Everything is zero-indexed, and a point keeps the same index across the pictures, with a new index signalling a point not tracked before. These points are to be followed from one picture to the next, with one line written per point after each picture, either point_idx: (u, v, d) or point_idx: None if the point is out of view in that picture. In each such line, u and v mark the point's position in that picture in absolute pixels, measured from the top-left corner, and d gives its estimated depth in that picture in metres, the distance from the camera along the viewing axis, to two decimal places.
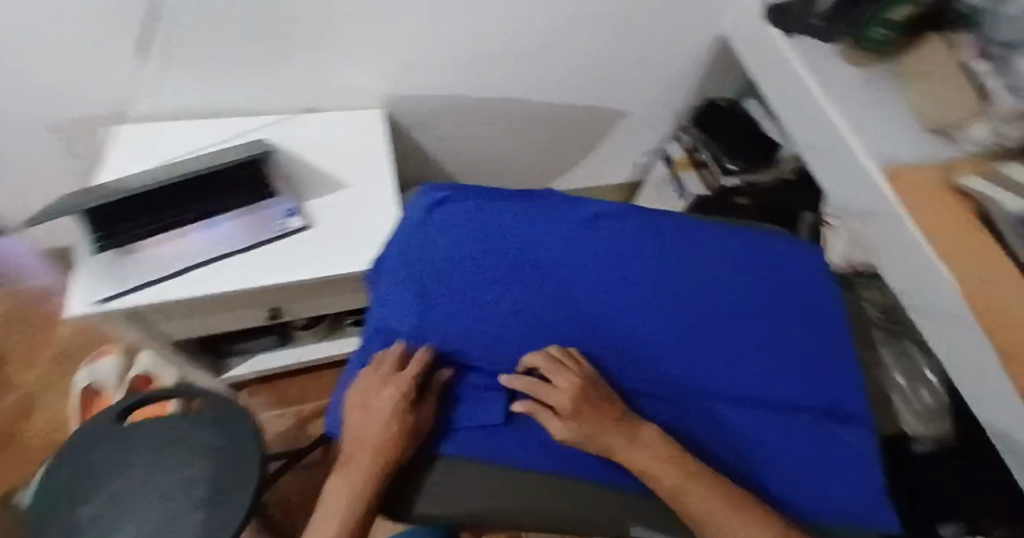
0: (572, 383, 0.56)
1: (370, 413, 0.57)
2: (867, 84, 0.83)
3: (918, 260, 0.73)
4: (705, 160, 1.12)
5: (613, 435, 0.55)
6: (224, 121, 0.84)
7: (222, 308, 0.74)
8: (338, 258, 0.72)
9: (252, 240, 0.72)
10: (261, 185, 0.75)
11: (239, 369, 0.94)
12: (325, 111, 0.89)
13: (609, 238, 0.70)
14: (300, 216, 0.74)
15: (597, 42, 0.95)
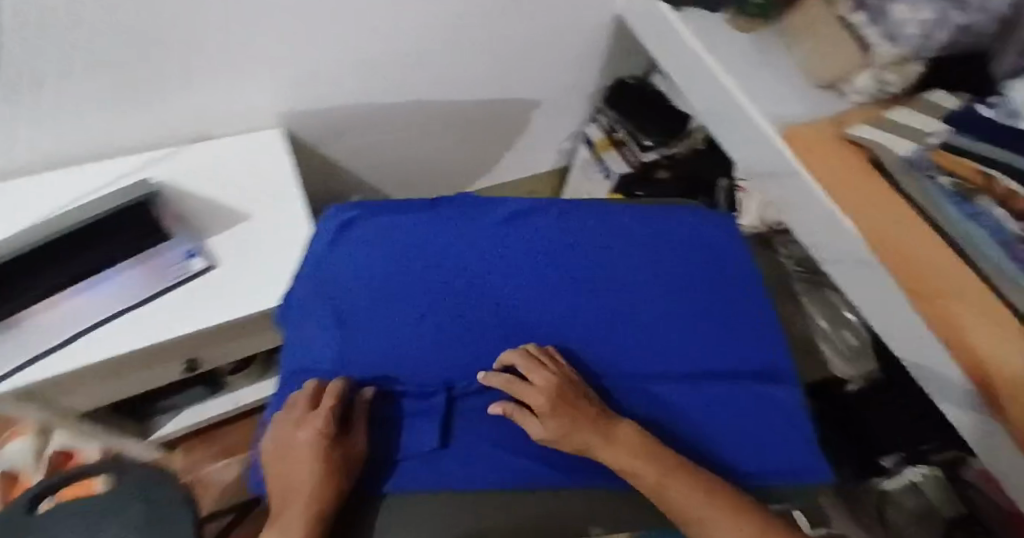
0: (549, 380, 0.57)
1: (299, 458, 0.55)
2: (756, 50, 0.86)
3: (823, 214, 0.77)
4: (623, 139, 1.13)
5: (591, 432, 0.55)
6: (107, 166, 0.81)
7: (132, 368, 0.73)
8: (246, 296, 0.72)
9: (151, 290, 0.71)
10: (155, 229, 0.74)
11: (171, 426, 0.91)
12: (214, 139, 0.87)
13: (525, 234, 0.70)
14: (201, 258, 0.74)
15: (498, 33, 0.95)
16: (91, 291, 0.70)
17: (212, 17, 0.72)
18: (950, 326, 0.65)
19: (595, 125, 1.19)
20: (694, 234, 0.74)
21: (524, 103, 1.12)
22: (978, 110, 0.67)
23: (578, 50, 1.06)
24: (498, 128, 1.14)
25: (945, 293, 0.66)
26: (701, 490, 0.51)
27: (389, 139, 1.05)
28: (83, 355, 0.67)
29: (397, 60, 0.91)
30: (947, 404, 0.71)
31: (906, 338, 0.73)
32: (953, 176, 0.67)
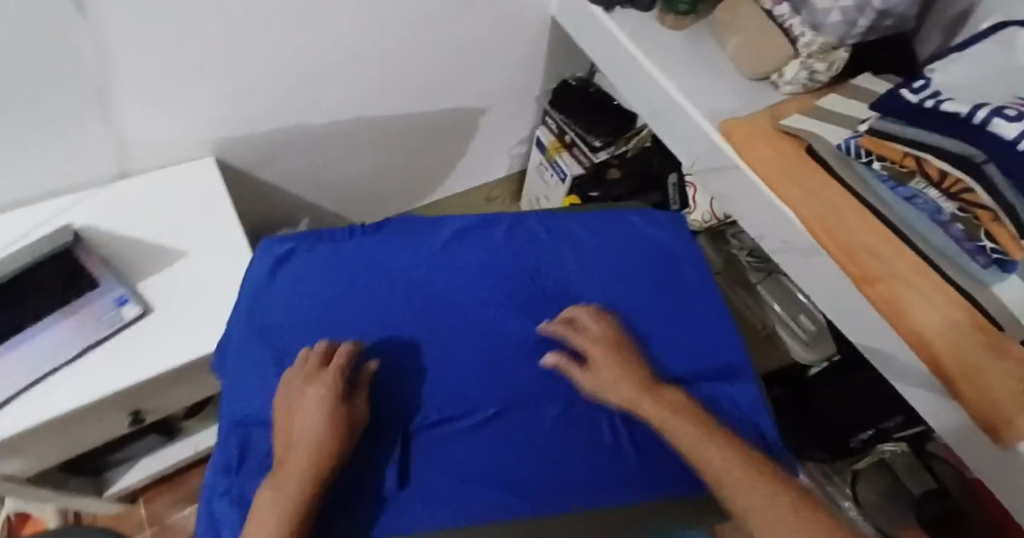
0: (604, 336, 0.60)
1: (301, 412, 0.51)
2: (688, 47, 0.87)
3: (766, 205, 0.77)
4: (572, 140, 1.13)
5: (635, 386, 0.56)
6: (27, 215, 0.78)
7: (78, 424, 0.72)
8: (186, 344, 0.72)
9: (90, 342, 0.71)
10: (79, 279, 0.73)
11: (128, 479, 0.89)
12: (140, 176, 0.84)
13: (473, 249, 0.69)
14: (133, 303, 0.73)
15: (434, 44, 0.95)
16: (16, 350, 0.68)
17: (131, 52, 0.70)
18: (896, 306, 0.67)
19: (545, 128, 1.18)
20: (641, 236, 0.73)
21: (468, 112, 1.11)
22: (900, 91, 0.66)
23: (516, 54, 1.05)
24: (443, 140, 1.13)
25: (885, 275, 0.68)
26: (732, 452, 0.50)
27: (330, 161, 1.03)
28: (20, 416, 0.66)
29: (330, 77, 0.90)
30: (903, 384, 0.71)
31: (859, 322, 0.73)
32: (886, 160, 0.68)
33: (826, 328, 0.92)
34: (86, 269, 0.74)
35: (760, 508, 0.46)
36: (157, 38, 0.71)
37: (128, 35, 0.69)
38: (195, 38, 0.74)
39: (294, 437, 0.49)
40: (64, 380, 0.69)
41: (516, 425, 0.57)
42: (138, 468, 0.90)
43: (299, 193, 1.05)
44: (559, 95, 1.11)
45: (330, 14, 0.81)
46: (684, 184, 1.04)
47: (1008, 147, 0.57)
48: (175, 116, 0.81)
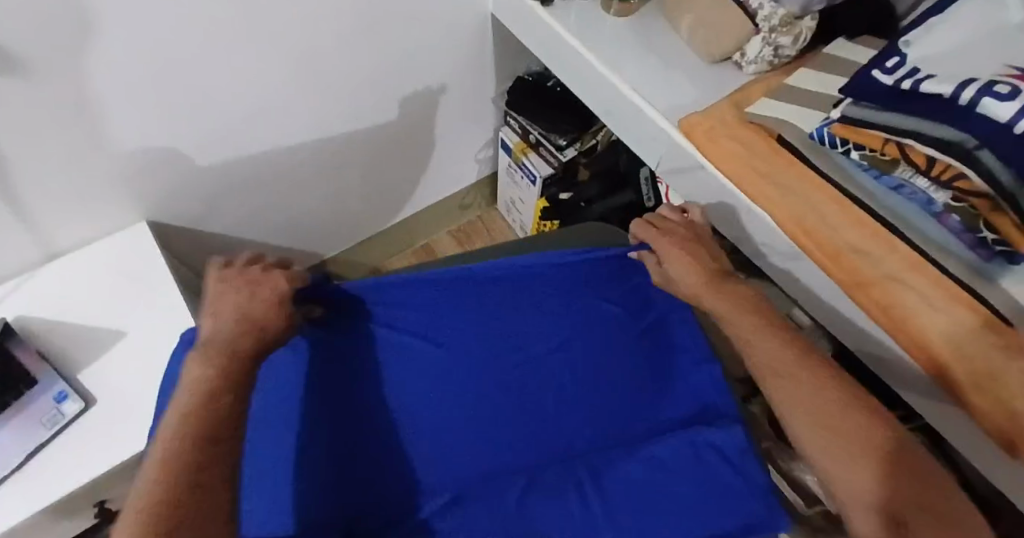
0: (681, 232, 0.69)
1: (257, 287, 0.59)
2: (637, 36, 0.79)
3: (737, 207, 0.70)
4: (537, 140, 1.05)
5: (699, 279, 0.65)
6: None
7: (41, 530, 0.69)
8: (135, 437, 0.69)
9: (32, 447, 0.66)
10: (15, 380, 0.68)
11: None
12: (73, 254, 0.79)
13: (415, 307, 0.64)
14: (73, 399, 0.69)
15: (371, 61, 0.88)
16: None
17: (25, 126, 0.64)
18: (894, 314, 0.60)
19: (508, 128, 1.10)
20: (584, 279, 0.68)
21: (418, 126, 1.04)
22: (872, 71, 0.58)
23: (458, 57, 0.97)
24: (397, 156, 1.07)
25: (879, 279, 0.61)
26: (779, 345, 0.59)
27: (277, 200, 0.98)
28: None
29: (260, 117, 0.84)
30: (904, 391, 0.65)
31: (853, 328, 0.66)
32: (865, 148, 0.60)
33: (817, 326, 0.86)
34: (20, 368, 0.68)
35: (786, 393, 0.56)
36: (53, 119, 0.66)
37: (17, 120, 0.63)
38: (95, 109, 0.68)
39: (232, 307, 0.57)
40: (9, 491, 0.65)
41: (478, 509, 0.51)
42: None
43: (254, 236, 1.00)
44: (515, 92, 1.03)
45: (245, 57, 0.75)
46: (656, 178, 0.97)
47: (1003, 131, 0.49)
48: (95, 189, 0.76)
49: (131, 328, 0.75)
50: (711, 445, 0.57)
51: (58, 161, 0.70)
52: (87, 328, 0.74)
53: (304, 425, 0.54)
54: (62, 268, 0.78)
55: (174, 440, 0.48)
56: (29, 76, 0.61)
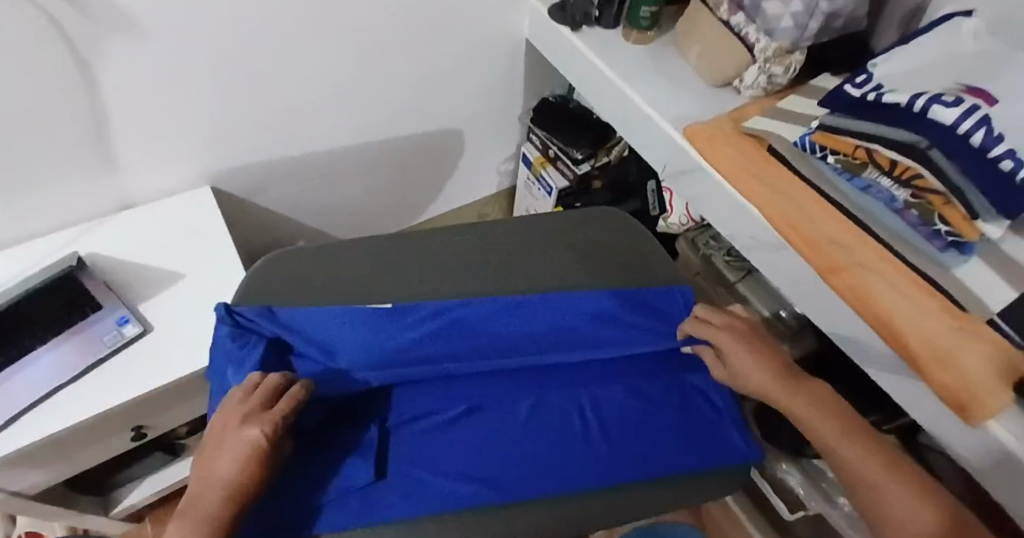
0: (737, 329, 0.67)
1: (231, 448, 0.54)
2: (652, 60, 0.91)
3: (730, 204, 0.79)
4: (556, 155, 1.16)
5: (781, 389, 0.62)
6: (37, 246, 0.83)
7: (83, 443, 0.77)
8: (178, 361, 0.76)
9: (90, 361, 0.74)
10: (84, 302, 0.77)
11: (131, 498, 0.97)
12: (142, 207, 0.89)
13: (432, 255, 0.76)
14: (134, 322, 0.77)
15: (420, 68, 1.00)
16: (21, 372, 0.72)
17: (129, 80, 0.75)
18: (862, 295, 0.67)
19: (530, 144, 1.22)
20: (599, 315, 0.72)
21: (452, 131, 1.16)
22: (845, 87, 0.70)
23: (491, 74, 1.10)
24: (429, 158, 1.18)
25: (850, 265, 0.68)
26: (876, 458, 0.55)
27: (319, 188, 1.09)
28: (21, 435, 0.69)
29: (319, 105, 0.95)
30: (875, 373, 0.72)
31: (829, 314, 0.74)
32: (840, 154, 0.70)
33: (805, 323, 0.90)
34: (88, 292, 0.78)
35: (896, 512, 0.52)
36: (147, 85, 0.77)
37: (120, 81, 0.74)
38: (186, 78, 0.79)
39: (219, 467, 0.54)
40: (65, 397, 0.72)
41: (491, 418, 0.63)
42: (145, 484, 0.98)
43: (294, 218, 1.11)
44: (540, 109, 1.15)
45: (313, 52, 0.87)
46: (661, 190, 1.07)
47: (948, 132, 0.60)
48: (170, 153, 0.87)
49: (188, 271, 0.84)
50: (693, 392, 0.68)
51: (147, 122, 0.81)
52: (147, 268, 0.84)
53: (340, 343, 0.67)
54: (132, 218, 0.88)
55: None
56: (141, 44, 0.72)
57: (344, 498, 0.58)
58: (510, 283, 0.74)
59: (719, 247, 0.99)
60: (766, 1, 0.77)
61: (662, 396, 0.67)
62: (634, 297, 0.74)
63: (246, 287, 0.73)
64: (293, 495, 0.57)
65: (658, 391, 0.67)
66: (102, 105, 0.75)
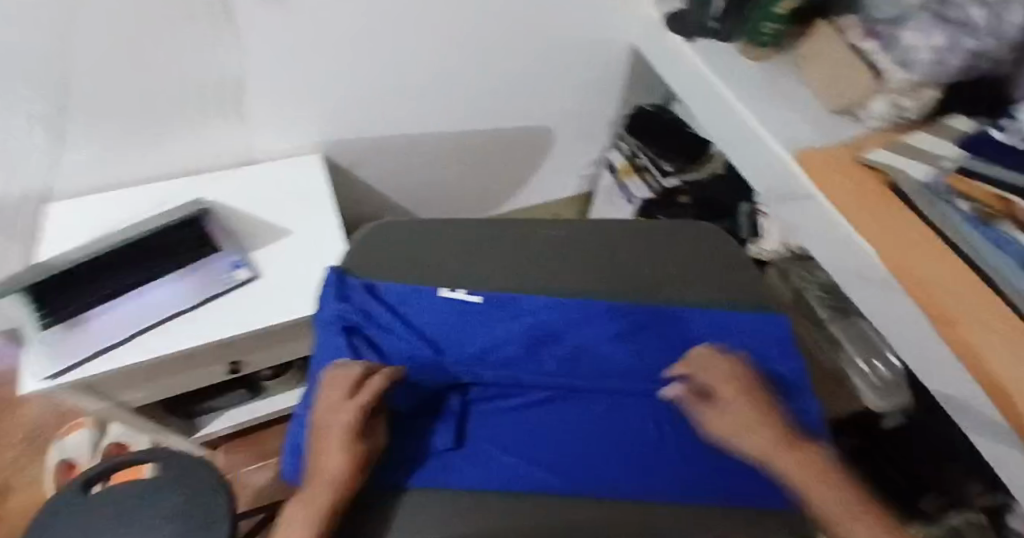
0: (732, 378, 0.59)
1: (326, 441, 0.56)
2: (769, 78, 0.88)
3: (838, 239, 0.75)
4: (644, 164, 1.14)
5: (782, 451, 0.53)
6: (155, 190, 0.88)
7: (179, 369, 0.81)
8: (270, 308, 0.78)
9: (199, 299, 0.76)
10: (207, 242, 0.80)
11: (213, 428, 1.01)
12: (261, 163, 0.94)
13: (526, 247, 0.78)
14: (245, 268, 0.80)
15: (524, 61, 0.99)
16: (140, 298, 0.75)
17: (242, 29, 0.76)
18: (976, 354, 0.61)
19: (617, 151, 1.20)
20: (685, 329, 0.70)
21: (542, 128, 1.15)
22: (991, 134, 0.70)
23: (591, 77, 1.08)
24: (521, 154, 1.18)
25: (964, 318, 0.64)
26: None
27: (408, 167, 1.10)
28: (120, 357, 0.72)
29: (418, 84, 0.95)
30: (977, 440, 0.66)
31: (934, 370, 0.68)
32: (977, 202, 0.66)
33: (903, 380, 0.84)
34: (208, 235, 0.81)
35: None
36: (258, 38, 0.78)
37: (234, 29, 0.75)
38: (296, 36, 0.80)
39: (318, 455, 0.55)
40: (166, 329, 0.75)
41: (568, 415, 0.63)
42: (226, 416, 1.01)
43: (380, 193, 1.13)
44: (635, 116, 1.14)
45: (417, 30, 0.87)
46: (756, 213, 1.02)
47: None
48: (275, 110, 0.89)
49: (295, 228, 0.86)
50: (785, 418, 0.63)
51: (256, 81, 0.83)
52: (249, 217, 0.86)
53: (433, 320, 0.69)
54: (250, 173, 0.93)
55: None
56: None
57: (420, 463, 0.60)
58: (602, 286, 0.75)
59: (818, 285, 0.94)
60: (907, 33, 0.74)
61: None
62: (718, 317, 0.71)
63: (354, 257, 0.76)
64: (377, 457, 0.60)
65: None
66: (215, 50, 0.77)
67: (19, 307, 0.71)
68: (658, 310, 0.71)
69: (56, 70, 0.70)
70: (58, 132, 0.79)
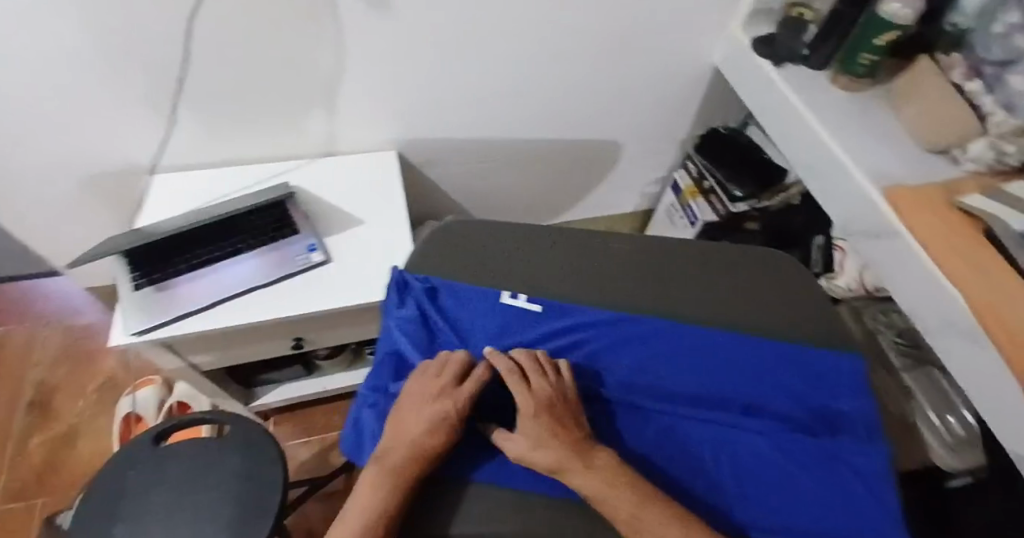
0: (543, 390, 0.60)
1: (419, 415, 0.58)
2: (859, 110, 0.85)
3: (925, 281, 0.72)
4: (710, 187, 1.11)
5: (568, 458, 0.55)
6: (244, 173, 0.93)
7: (252, 340, 0.88)
8: (341, 290, 0.82)
9: (278, 274, 0.82)
10: (286, 223, 0.86)
11: (268, 397, 1.09)
12: (344, 156, 0.97)
13: (589, 257, 0.75)
14: (320, 251, 0.84)
15: (605, 75, 0.99)
16: (225, 269, 0.82)
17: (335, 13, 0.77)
18: None
19: (684, 170, 1.18)
20: (750, 356, 0.66)
21: (611, 144, 1.14)
22: None
23: (668, 95, 1.07)
24: (585, 167, 1.18)
25: None
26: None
27: (477, 170, 1.11)
28: (200, 321, 0.78)
29: (497, 86, 0.95)
30: None
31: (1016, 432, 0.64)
32: None
33: (977, 437, 0.82)
34: (290, 217, 0.87)
35: None
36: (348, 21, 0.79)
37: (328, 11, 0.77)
38: (386, 24, 0.81)
39: (412, 429, 0.57)
40: (240, 301, 0.80)
41: (622, 436, 0.61)
42: (279, 390, 1.10)
43: (446, 194, 1.15)
44: (706, 136, 1.12)
45: (501, 34, 0.87)
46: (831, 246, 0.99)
47: None
48: (355, 101, 0.91)
49: (368, 221, 0.89)
50: (848, 467, 0.59)
51: (338, 69, 0.85)
52: (327, 205, 0.90)
53: (489, 328, 0.69)
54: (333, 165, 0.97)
55: (361, 502, 0.53)
56: None
57: (464, 458, 0.60)
58: (668, 305, 0.71)
59: (892, 331, 0.92)
60: (1012, 72, 0.73)
61: (810, 460, 0.59)
62: (786, 348, 0.66)
63: (417, 253, 0.75)
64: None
65: (808, 455, 0.59)
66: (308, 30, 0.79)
67: (121, 266, 0.80)
68: (725, 334, 0.68)
69: (165, 31, 0.74)
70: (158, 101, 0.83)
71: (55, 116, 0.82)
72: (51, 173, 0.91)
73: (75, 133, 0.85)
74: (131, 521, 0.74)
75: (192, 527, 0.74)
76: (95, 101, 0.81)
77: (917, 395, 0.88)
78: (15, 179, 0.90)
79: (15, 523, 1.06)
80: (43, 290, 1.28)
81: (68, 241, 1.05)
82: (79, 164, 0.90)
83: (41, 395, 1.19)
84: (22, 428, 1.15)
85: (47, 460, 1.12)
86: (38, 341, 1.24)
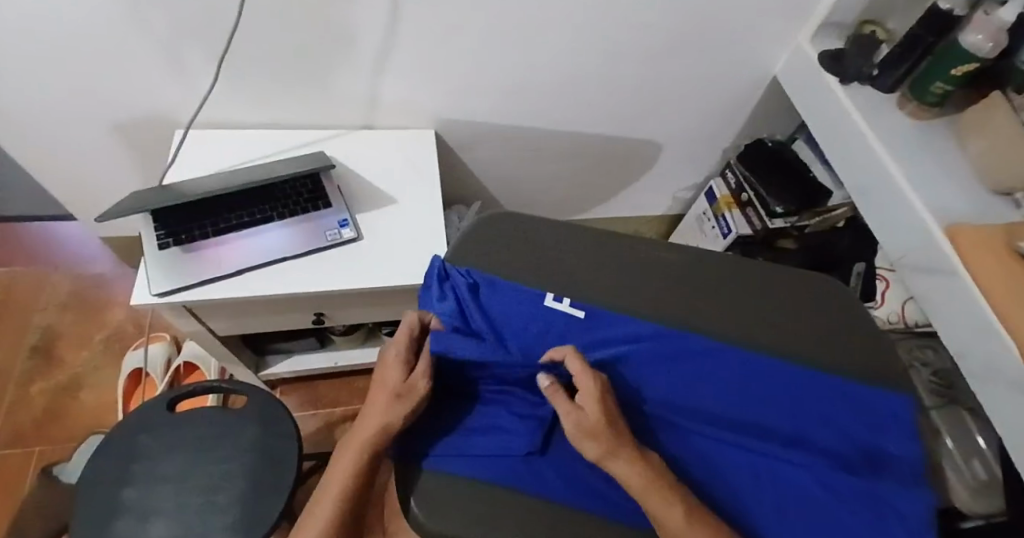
0: (603, 379, 0.58)
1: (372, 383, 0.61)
2: (922, 139, 0.83)
3: (978, 323, 0.70)
4: (748, 200, 1.09)
5: (630, 450, 0.53)
6: (278, 138, 0.90)
7: (275, 311, 0.85)
8: (373, 270, 0.79)
9: (309, 248, 0.79)
10: (320, 196, 0.83)
11: (279, 367, 1.07)
12: (384, 130, 0.95)
13: (636, 264, 0.73)
14: (351, 228, 0.81)
15: (659, 74, 0.96)
16: (256, 236, 0.79)
17: None
18: None
19: (721, 179, 1.16)
20: (797, 386, 0.65)
21: (652, 144, 1.11)
22: None
23: (719, 102, 1.04)
24: (621, 166, 1.15)
25: None
26: None
27: (513, 158, 1.08)
28: (226, 289, 0.75)
29: (548, 75, 0.92)
30: None
31: None
32: None
33: (998, 483, 0.82)
34: (324, 189, 0.84)
35: None
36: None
37: None
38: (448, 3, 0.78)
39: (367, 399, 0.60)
40: (269, 271, 0.77)
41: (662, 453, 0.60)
42: (292, 360, 1.08)
43: (478, 179, 1.12)
44: (751, 147, 1.09)
45: (564, 25, 0.84)
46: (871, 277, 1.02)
47: None
48: (402, 76, 0.88)
49: (402, 200, 0.86)
50: (891, 510, 0.57)
51: (391, 42, 0.82)
52: (364, 181, 0.88)
53: (530, 329, 0.66)
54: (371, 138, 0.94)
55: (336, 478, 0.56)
56: None
57: (495, 457, 0.58)
58: (713, 323, 0.69)
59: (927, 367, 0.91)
60: None
61: (854, 500, 0.58)
62: (833, 381, 0.65)
63: (459, 244, 0.73)
64: (457, 436, 0.59)
65: (853, 494, 0.58)
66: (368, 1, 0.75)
67: (146, 224, 0.77)
68: (770, 360, 0.66)
69: None
70: (207, 53, 0.80)
71: (94, 60, 0.79)
72: (83, 117, 0.88)
73: (113, 78, 0.82)
74: (140, 485, 0.72)
75: (203, 495, 0.73)
76: (138, 48, 0.78)
77: (943, 431, 0.87)
78: (44, 119, 0.87)
79: (14, 466, 1.05)
80: (56, 233, 1.25)
81: (93, 187, 1.02)
82: (113, 110, 0.88)
83: (45, 340, 1.16)
84: (26, 371, 1.13)
85: (48, 407, 1.10)
86: (46, 285, 1.21)
